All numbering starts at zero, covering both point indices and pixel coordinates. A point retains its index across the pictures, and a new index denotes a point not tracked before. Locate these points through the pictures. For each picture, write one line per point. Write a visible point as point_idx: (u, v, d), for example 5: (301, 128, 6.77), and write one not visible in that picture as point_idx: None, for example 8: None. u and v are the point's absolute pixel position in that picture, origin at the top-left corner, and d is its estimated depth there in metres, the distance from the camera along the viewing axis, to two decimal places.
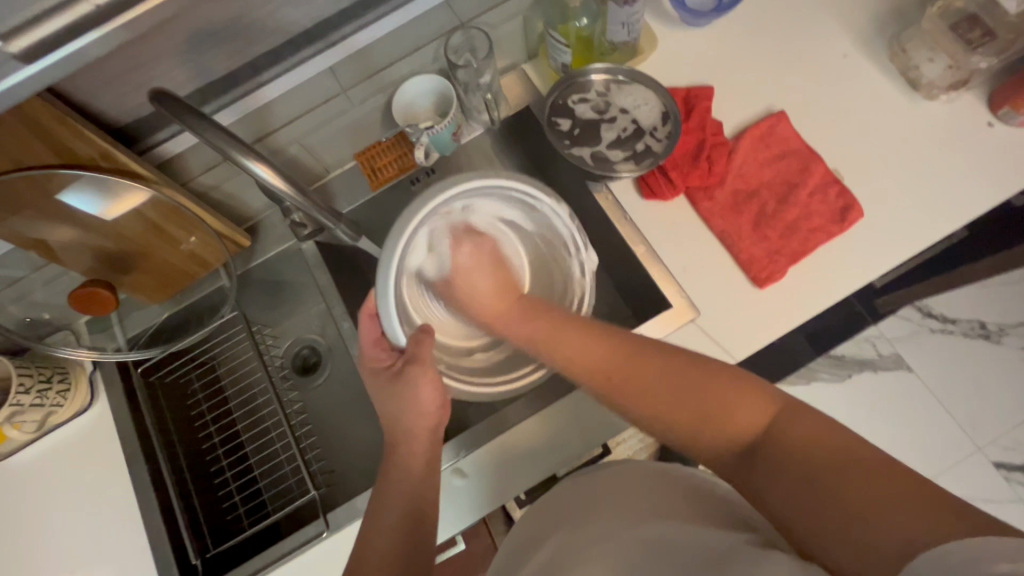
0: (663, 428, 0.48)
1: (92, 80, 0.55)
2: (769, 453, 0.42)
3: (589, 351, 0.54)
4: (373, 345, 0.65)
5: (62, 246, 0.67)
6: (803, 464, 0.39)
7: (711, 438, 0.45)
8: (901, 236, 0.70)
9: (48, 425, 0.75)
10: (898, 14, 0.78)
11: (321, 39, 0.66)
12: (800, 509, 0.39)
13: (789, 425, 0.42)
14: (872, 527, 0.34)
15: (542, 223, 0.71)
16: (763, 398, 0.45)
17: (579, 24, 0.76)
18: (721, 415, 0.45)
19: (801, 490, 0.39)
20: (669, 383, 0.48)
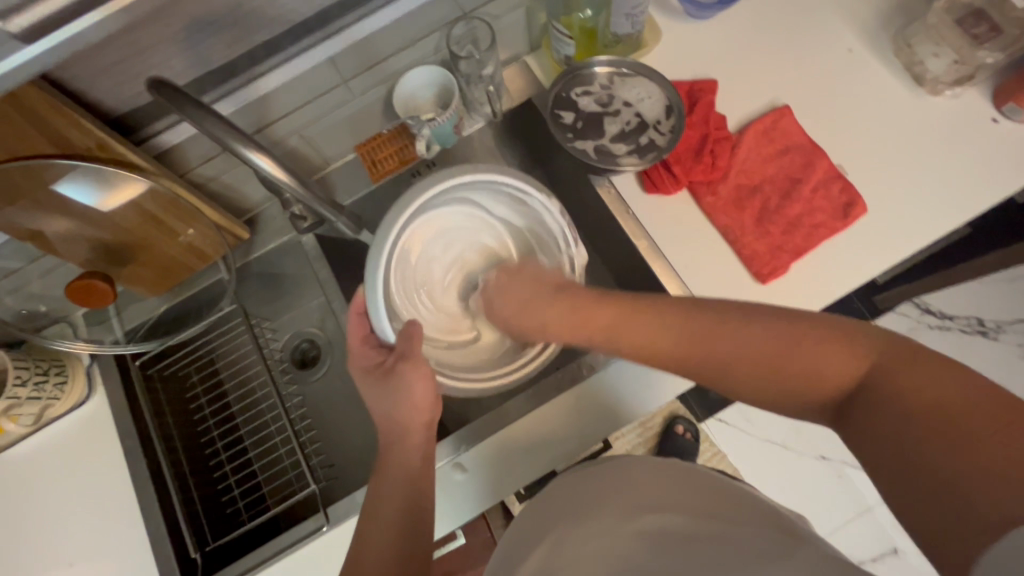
0: (748, 387, 0.47)
1: (88, 68, 0.54)
2: (866, 411, 0.41)
3: (655, 325, 0.52)
4: (361, 342, 0.65)
5: (59, 238, 0.66)
6: (898, 428, 0.38)
7: (806, 391, 0.45)
8: (905, 232, 0.70)
9: (45, 418, 0.74)
10: (904, 8, 0.78)
11: (322, 29, 0.65)
12: (891, 472, 0.38)
13: (886, 381, 0.40)
14: (971, 492, 0.34)
15: (531, 220, 0.68)
16: (854, 349, 0.43)
17: (583, 15, 0.75)
18: (813, 369, 0.44)
19: (891, 454, 0.38)
20: (746, 346, 0.47)
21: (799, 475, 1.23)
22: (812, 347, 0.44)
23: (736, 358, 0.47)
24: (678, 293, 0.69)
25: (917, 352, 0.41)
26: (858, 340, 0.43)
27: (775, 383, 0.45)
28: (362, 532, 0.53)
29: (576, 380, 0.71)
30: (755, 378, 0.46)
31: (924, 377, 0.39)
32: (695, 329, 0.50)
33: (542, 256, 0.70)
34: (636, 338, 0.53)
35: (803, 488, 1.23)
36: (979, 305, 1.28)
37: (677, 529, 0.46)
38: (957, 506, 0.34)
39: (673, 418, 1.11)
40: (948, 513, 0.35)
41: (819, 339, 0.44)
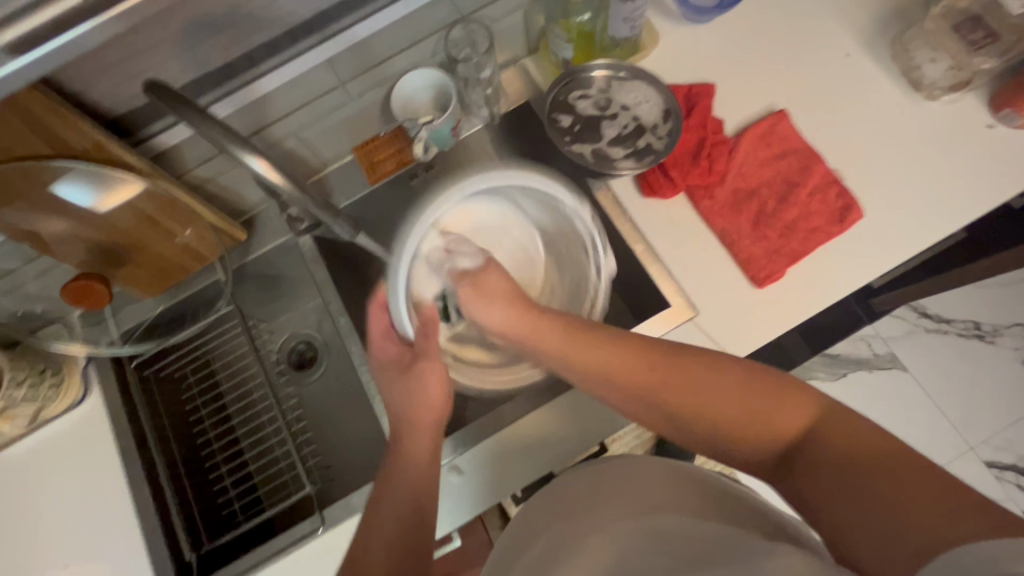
0: (702, 429, 0.47)
1: (86, 70, 0.55)
2: (807, 454, 0.42)
3: (618, 354, 0.51)
4: (382, 335, 0.65)
5: (55, 239, 0.66)
6: (837, 465, 0.40)
7: (751, 439, 0.45)
8: (901, 237, 0.70)
9: (41, 419, 0.74)
10: (901, 13, 0.78)
11: (319, 32, 0.65)
12: (826, 505, 0.39)
13: (829, 431, 0.41)
14: (904, 523, 0.35)
15: (561, 222, 0.70)
16: (799, 399, 0.44)
17: (581, 19, 0.75)
18: (763, 416, 0.44)
19: (831, 488, 0.39)
20: (709, 386, 0.47)
21: None
22: (762, 393, 0.45)
23: (690, 393, 0.47)
24: (676, 296, 0.70)
25: (853, 416, 0.42)
26: (803, 393, 0.45)
27: (725, 422, 0.46)
28: (366, 526, 0.52)
29: (577, 383, 0.71)
30: (707, 413, 0.46)
31: (862, 430, 0.41)
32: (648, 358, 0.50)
33: (568, 259, 0.72)
34: (599, 366, 0.52)
35: None
36: (975, 309, 1.28)
37: (679, 530, 0.46)
38: (886, 535, 0.35)
39: None
40: (879, 540, 0.36)
41: (770, 385, 0.46)
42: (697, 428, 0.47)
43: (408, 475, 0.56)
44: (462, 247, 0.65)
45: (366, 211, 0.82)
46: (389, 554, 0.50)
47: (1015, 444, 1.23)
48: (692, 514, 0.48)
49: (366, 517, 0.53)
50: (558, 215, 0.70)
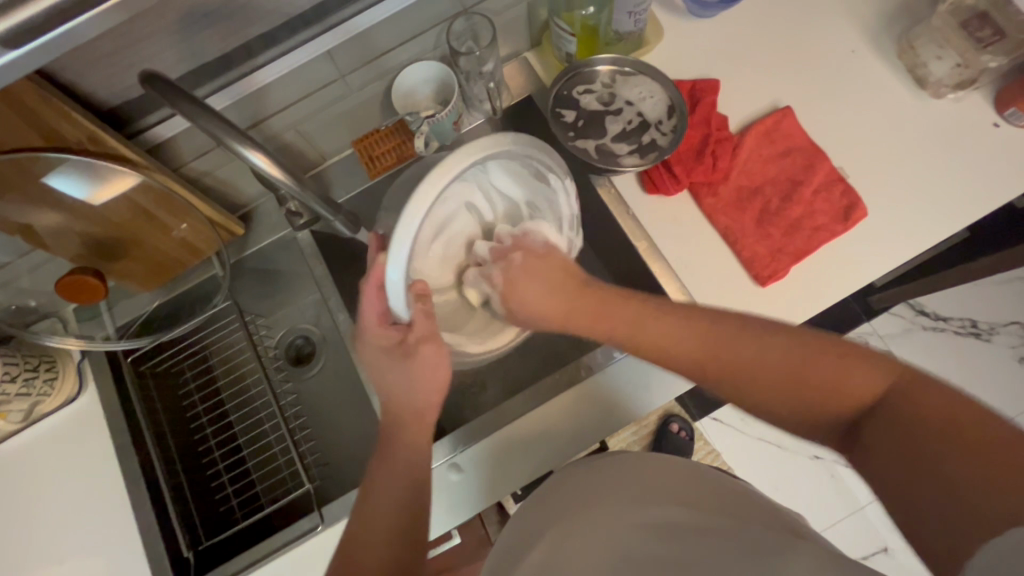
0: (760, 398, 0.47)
1: (78, 59, 0.53)
2: (878, 425, 0.41)
3: (671, 326, 0.52)
4: (377, 319, 0.60)
5: (49, 232, 0.65)
6: (900, 440, 0.39)
7: (820, 412, 0.45)
8: (904, 236, 0.70)
9: (35, 415, 0.73)
10: (907, 10, 0.77)
11: (318, 23, 0.64)
12: (893, 477, 0.39)
13: (901, 398, 0.41)
14: (977, 496, 0.35)
15: (535, 192, 0.68)
16: (871, 364, 0.44)
17: (585, 12, 0.73)
18: (831, 387, 0.44)
19: (897, 461, 0.39)
20: (770, 359, 0.47)
21: (793, 472, 1.24)
22: (831, 361, 0.45)
23: (758, 366, 0.47)
24: (678, 294, 0.69)
25: (926, 380, 0.41)
26: (873, 357, 0.44)
27: (795, 394, 0.45)
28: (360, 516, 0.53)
29: (575, 380, 0.71)
30: (776, 389, 0.46)
31: (935, 395, 0.39)
32: (725, 334, 0.49)
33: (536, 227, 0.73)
34: (670, 341, 0.51)
35: (796, 486, 1.24)
36: (973, 307, 1.28)
37: (680, 523, 0.46)
38: (960, 509, 0.35)
39: (668, 415, 1.11)
40: (951, 514, 0.36)
41: (840, 353, 0.45)
42: (767, 404, 0.47)
43: (405, 467, 0.56)
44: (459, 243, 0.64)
45: (365, 206, 0.82)
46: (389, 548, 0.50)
47: None
48: (696, 510, 0.48)
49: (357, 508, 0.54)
50: (534, 183, 0.68)
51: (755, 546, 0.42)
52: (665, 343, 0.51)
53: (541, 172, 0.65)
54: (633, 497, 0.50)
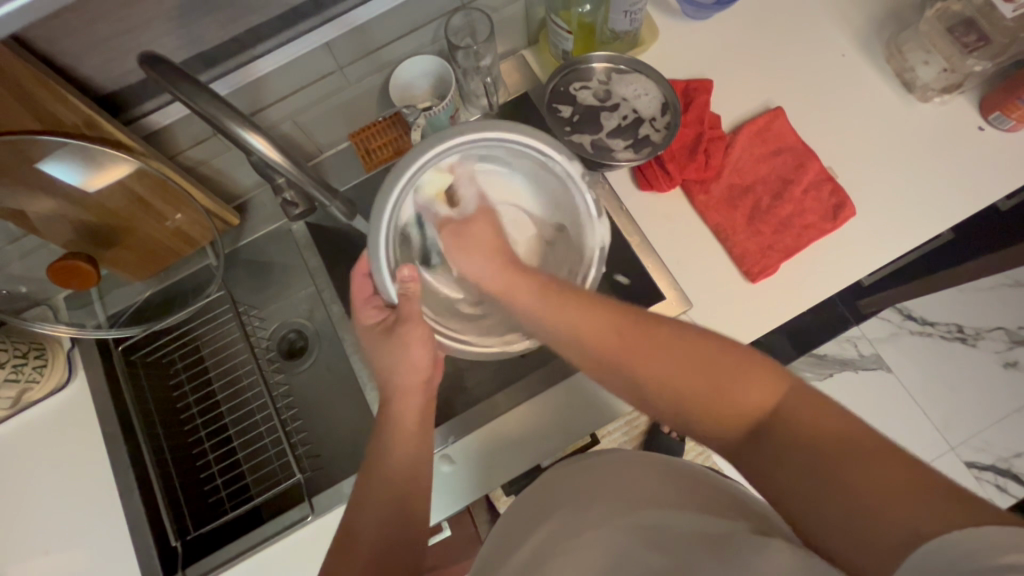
0: (659, 400, 0.46)
1: (75, 42, 0.53)
2: (774, 431, 0.41)
3: (588, 324, 0.51)
4: (365, 302, 0.63)
5: (40, 218, 0.64)
6: (806, 453, 0.38)
7: (716, 422, 0.44)
8: (891, 235, 0.71)
9: (23, 403, 0.72)
10: (896, 15, 0.79)
11: (318, 15, 0.65)
12: (799, 488, 0.38)
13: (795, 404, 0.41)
14: (885, 517, 0.34)
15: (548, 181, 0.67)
16: (770, 377, 0.43)
17: (581, 10, 0.76)
18: (723, 392, 0.43)
19: (794, 473, 0.39)
20: (668, 357, 0.46)
21: None
22: (728, 362, 0.45)
23: (657, 362, 0.46)
24: (669, 289, 0.69)
25: (818, 395, 0.41)
26: (771, 369, 0.44)
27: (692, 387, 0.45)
28: (351, 518, 0.51)
29: (566, 373, 0.71)
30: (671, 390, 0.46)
31: (823, 408, 0.40)
32: (633, 329, 0.49)
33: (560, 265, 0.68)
34: (574, 324, 0.51)
35: None
36: (960, 312, 1.30)
37: (667, 522, 0.46)
38: (869, 526, 0.35)
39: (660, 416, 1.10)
40: (859, 530, 0.35)
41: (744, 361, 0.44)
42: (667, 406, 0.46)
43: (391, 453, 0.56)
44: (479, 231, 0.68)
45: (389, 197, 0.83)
46: (382, 529, 0.49)
47: (994, 445, 1.25)
48: (685, 508, 0.48)
49: (353, 498, 0.52)
50: (550, 179, 0.67)
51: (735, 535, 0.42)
52: (577, 329, 0.51)
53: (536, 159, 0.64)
54: (623, 498, 0.50)
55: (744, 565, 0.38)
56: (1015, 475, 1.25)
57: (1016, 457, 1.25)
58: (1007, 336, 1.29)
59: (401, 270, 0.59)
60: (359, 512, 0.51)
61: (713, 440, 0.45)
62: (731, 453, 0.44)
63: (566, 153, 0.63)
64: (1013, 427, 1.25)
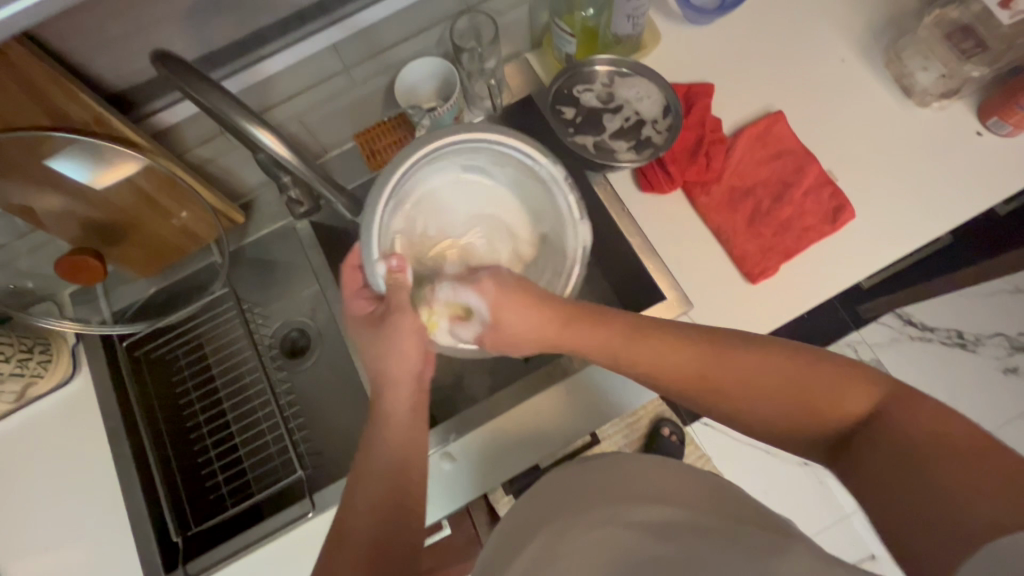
0: (757, 416, 0.48)
1: (87, 41, 0.54)
2: (871, 436, 0.43)
3: (669, 351, 0.51)
4: (357, 293, 0.63)
5: (49, 214, 0.65)
6: (896, 454, 0.41)
7: (812, 424, 0.46)
8: (891, 238, 0.72)
9: (28, 397, 0.73)
10: (895, 21, 0.80)
11: (325, 16, 0.66)
12: (888, 483, 0.40)
13: (895, 411, 0.42)
14: (969, 506, 0.36)
15: (538, 189, 0.68)
16: (865, 383, 0.45)
17: (585, 14, 0.77)
18: (826, 402, 0.46)
19: (887, 472, 0.41)
20: (756, 367, 0.48)
21: (784, 481, 1.25)
22: (833, 375, 0.46)
23: (752, 379, 0.48)
24: (670, 290, 0.70)
25: (918, 395, 0.43)
26: (872, 378, 0.45)
27: (792, 402, 0.47)
28: (342, 518, 0.49)
29: (567, 373, 0.72)
30: (755, 397, 0.48)
31: (921, 410, 0.42)
32: (726, 351, 0.50)
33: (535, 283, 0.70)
34: (660, 364, 0.51)
35: (785, 492, 1.24)
36: (960, 319, 1.31)
37: (666, 520, 0.46)
38: (942, 517, 0.37)
39: (659, 419, 1.10)
40: (933, 518, 0.37)
41: (848, 372, 0.46)
42: (769, 421, 0.48)
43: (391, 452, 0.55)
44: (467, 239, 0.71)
45: None
46: (373, 518, 0.49)
47: None
48: (685, 509, 0.48)
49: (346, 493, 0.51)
50: (533, 185, 0.69)
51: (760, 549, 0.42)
52: (652, 354, 0.52)
53: (529, 165, 0.66)
54: (623, 495, 0.50)
55: None
56: None
57: None
58: (1007, 343, 1.29)
59: (389, 259, 0.59)
60: (355, 505, 0.50)
61: (807, 442, 0.47)
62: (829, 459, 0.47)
63: (549, 156, 0.65)
64: (1015, 433, 1.26)
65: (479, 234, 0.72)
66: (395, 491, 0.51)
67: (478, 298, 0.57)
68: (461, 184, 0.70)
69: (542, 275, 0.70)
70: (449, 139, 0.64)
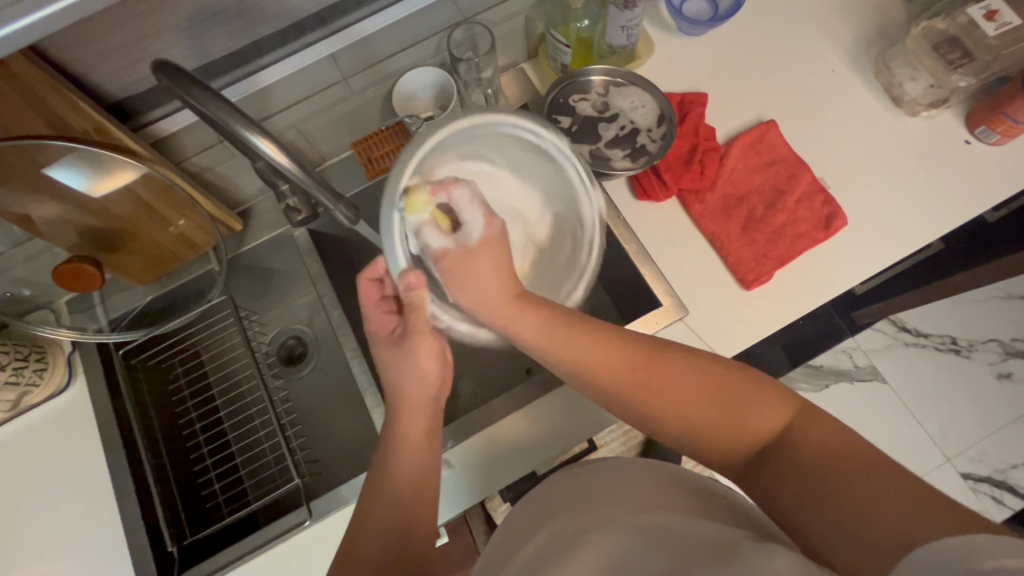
0: (683, 429, 0.49)
1: (88, 51, 0.55)
2: (786, 452, 0.45)
3: (602, 351, 0.51)
4: (376, 309, 0.62)
5: (47, 222, 0.65)
6: (814, 469, 0.43)
7: (726, 438, 0.47)
8: (883, 244, 0.73)
9: (23, 406, 0.72)
10: (884, 32, 0.82)
11: (323, 27, 0.67)
12: (806, 496, 0.42)
13: (805, 431, 0.45)
14: (878, 519, 0.38)
15: (549, 166, 0.69)
16: (773, 400, 0.48)
17: (580, 25, 0.76)
18: (739, 415, 0.47)
19: (809, 489, 0.42)
20: (676, 378, 0.49)
21: None
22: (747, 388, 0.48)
23: (672, 388, 0.49)
24: (666, 296, 0.71)
25: (825, 418, 0.46)
26: (777, 396, 0.48)
27: (709, 414, 0.48)
28: (354, 529, 0.51)
29: (565, 379, 0.72)
30: (676, 407, 0.49)
31: (831, 432, 0.45)
32: (646, 358, 0.51)
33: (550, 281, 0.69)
34: (596, 368, 0.51)
35: None
36: (952, 325, 1.32)
37: (666, 525, 0.47)
38: (857, 527, 0.38)
39: None
40: (855, 530, 0.38)
41: (757, 384, 0.49)
42: (690, 430, 0.49)
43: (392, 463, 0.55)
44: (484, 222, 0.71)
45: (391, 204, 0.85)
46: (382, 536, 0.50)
47: (990, 456, 1.25)
48: (684, 514, 0.48)
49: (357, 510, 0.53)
50: (541, 165, 0.69)
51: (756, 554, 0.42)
52: (588, 356, 0.51)
53: (538, 146, 0.67)
54: (623, 501, 0.50)
55: (741, 566, 0.39)
56: (1011, 487, 1.25)
57: (1012, 469, 1.25)
58: (1000, 348, 1.30)
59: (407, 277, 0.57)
60: (363, 522, 0.51)
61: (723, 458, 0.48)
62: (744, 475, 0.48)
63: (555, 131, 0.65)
64: (1008, 438, 1.26)
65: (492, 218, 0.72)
66: (397, 504, 0.51)
67: (479, 223, 0.56)
68: (469, 171, 0.70)
69: (559, 253, 0.71)
70: (458, 124, 0.63)
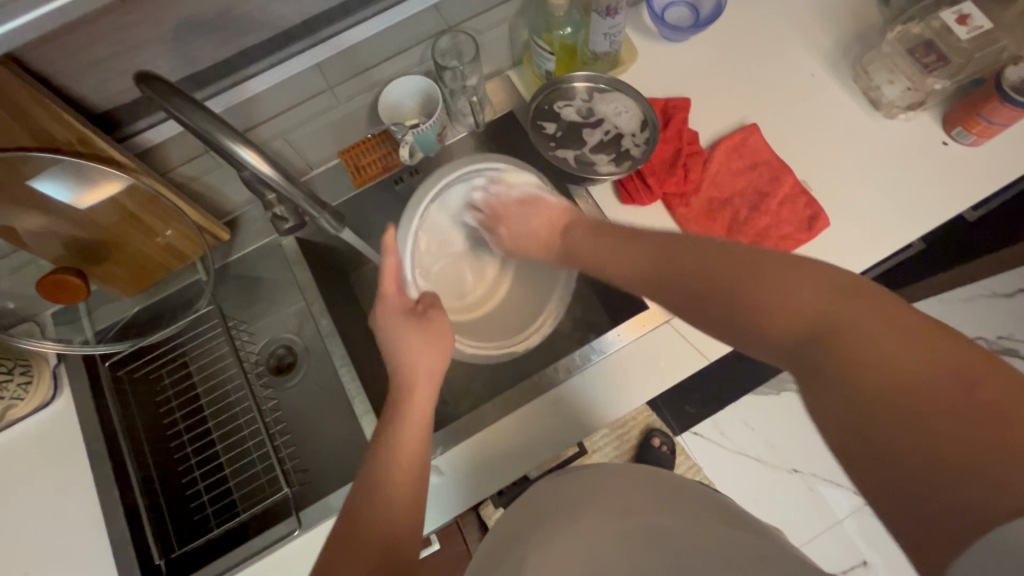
0: (704, 304, 0.48)
1: (71, 64, 0.55)
2: (836, 356, 0.38)
3: (631, 258, 0.57)
4: (396, 290, 0.67)
5: (32, 234, 0.65)
6: (865, 388, 0.36)
7: (769, 327, 0.43)
8: (863, 244, 0.74)
9: (7, 419, 0.72)
10: (862, 37, 0.83)
11: (308, 37, 0.67)
12: (851, 418, 0.36)
13: (859, 336, 0.37)
14: (949, 477, 0.31)
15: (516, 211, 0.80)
16: (834, 288, 0.40)
17: (563, 32, 0.78)
18: (778, 301, 0.42)
19: (856, 418, 0.35)
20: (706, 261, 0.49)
21: (772, 488, 1.25)
22: (772, 271, 0.44)
23: (698, 270, 0.49)
24: None
25: (899, 316, 0.37)
26: (841, 286, 0.40)
27: (736, 300, 0.45)
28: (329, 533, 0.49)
29: (553, 384, 0.72)
30: (694, 288, 0.49)
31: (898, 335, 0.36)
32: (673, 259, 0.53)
33: (544, 277, 0.81)
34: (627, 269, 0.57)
35: (775, 500, 1.25)
36: None
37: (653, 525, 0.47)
38: (919, 480, 0.32)
39: (649, 430, 1.11)
40: (916, 481, 0.32)
41: (815, 272, 0.42)
42: (712, 302, 0.47)
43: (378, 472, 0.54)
44: (470, 265, 0.83)
45: (378, 212, 0.85)
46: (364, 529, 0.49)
47: None
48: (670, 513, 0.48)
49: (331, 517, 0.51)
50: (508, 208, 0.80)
51: (753, 556, 0.42)
52: (629, 263, 0.58)
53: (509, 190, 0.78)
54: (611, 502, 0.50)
55: None
56: None
57: None
58: (986, 346, 1.32)
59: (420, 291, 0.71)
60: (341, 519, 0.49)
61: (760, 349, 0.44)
62: (789, 366, 0.42)
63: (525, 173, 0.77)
64: None
65: (468, 259, 0.83)
66: (378, 512, 0.50)
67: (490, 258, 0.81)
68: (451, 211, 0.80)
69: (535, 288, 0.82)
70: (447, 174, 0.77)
